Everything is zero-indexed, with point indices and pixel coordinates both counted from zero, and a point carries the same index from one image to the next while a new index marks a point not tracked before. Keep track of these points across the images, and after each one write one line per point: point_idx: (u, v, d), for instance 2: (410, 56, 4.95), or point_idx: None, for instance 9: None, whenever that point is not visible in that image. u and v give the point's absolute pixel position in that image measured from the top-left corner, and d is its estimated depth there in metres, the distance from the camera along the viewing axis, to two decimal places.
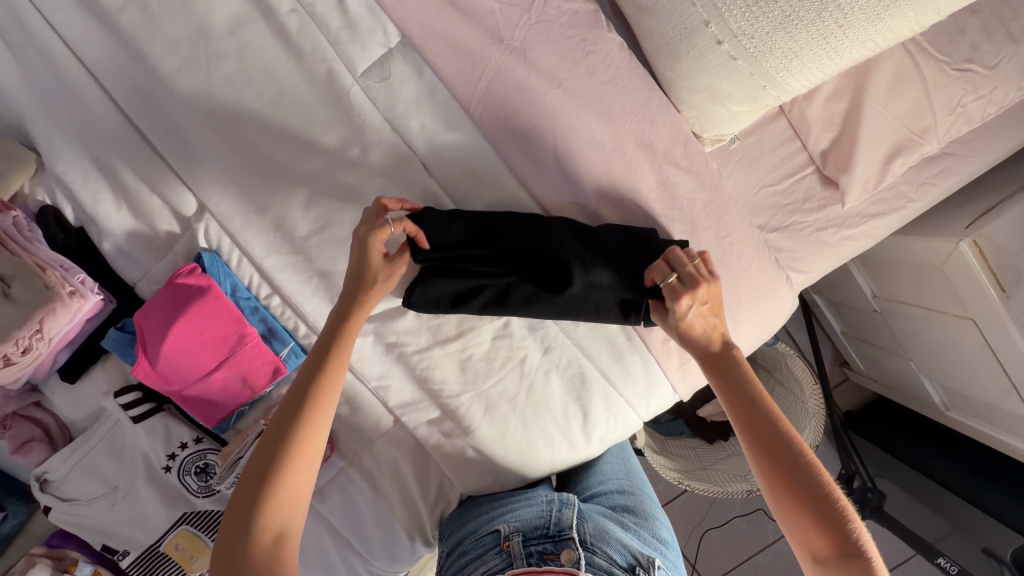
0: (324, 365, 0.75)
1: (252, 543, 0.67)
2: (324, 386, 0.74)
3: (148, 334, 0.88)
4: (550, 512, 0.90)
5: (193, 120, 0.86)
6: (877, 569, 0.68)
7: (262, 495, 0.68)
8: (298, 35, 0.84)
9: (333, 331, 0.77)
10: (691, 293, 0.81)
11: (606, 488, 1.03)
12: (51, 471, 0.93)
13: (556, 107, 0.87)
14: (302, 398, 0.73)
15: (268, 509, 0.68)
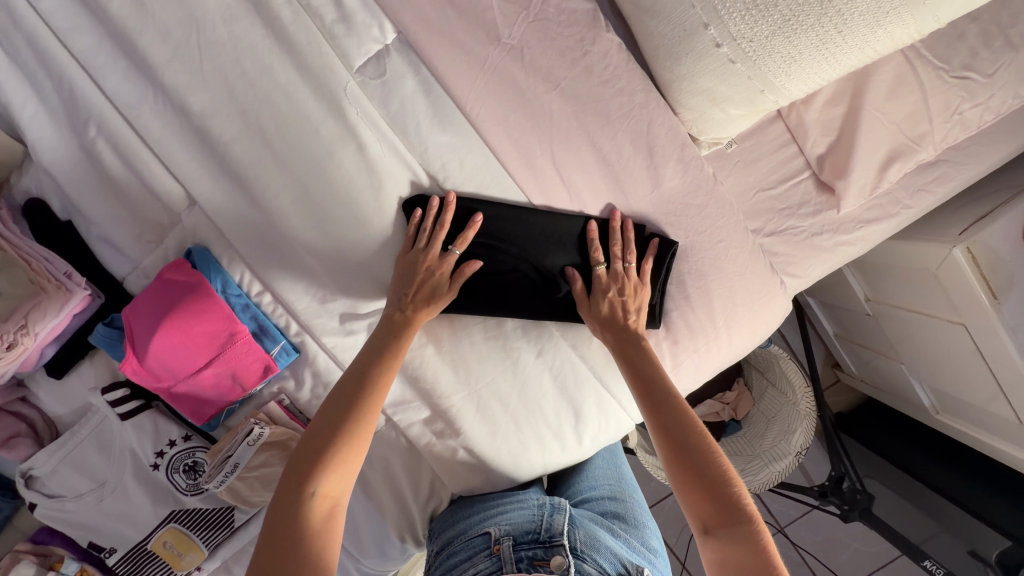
0: (385, 363, 0.81)
1: (305, 507, 0.69)
2: (382, 375, 0.80)
3: (138, 331, 0.87)
4: (542, 516, 0.89)
5: (185, 112, 0.85)
6: (763, 540, 0.70)
7: (317, 463, 0.72)
8: (292, 27, 0.83)
9: (392, 335, 0.84)
10: (609, 279, 0.88)
11: (597, 494, 1.03)
12: (37, 467, 0.93)
13: (553, 107, 0.86)
14: (360, 385, 0.79)
15: (329, 476, 0.72)
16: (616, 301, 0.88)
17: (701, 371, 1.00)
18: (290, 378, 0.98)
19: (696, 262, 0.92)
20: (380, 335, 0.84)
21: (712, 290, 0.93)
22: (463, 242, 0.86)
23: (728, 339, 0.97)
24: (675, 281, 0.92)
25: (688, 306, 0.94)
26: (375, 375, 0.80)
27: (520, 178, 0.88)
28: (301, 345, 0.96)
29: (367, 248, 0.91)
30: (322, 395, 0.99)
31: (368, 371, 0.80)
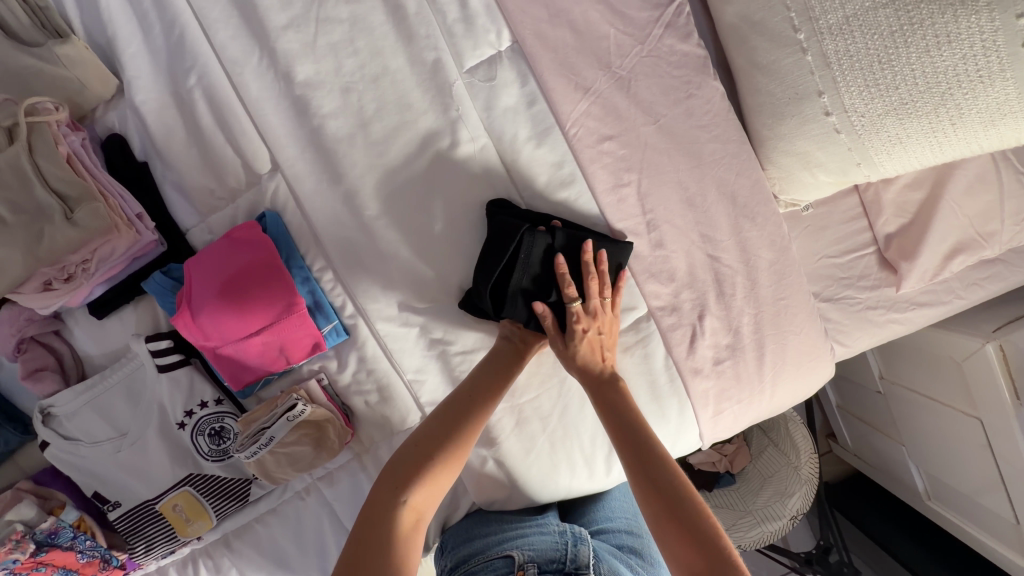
0: (492, 387, 0.83)
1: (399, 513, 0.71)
2: (489, 399, 0.82)
3: (196, 285, 0.85)
4: (566, 544, 0.87)
5: (289, 78, 0.85)
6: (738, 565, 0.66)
7: (408, 487, 0.73)
8: (413, 18, 0.84)
9: (497, 364, 0.86)
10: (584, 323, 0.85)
11: (614, 526, 1.00)
12: (59, 404, 0.90)
13: (648, 140, 0.88)
14: (456, 418, 0.79)
15: (420, 492, 0.73)
16: (594, 340, 0.85)
17: (738, 422, 1.01)
18: (333, 358, 0.95)
19: (757, 314, 0.94)
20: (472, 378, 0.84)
21: (767, 345, 0.95)
22: (595, 287, 0.84)
23: (771, 395, 0.99)
24: (732, 329, 0.94)
25: (739, 356, 0.95)
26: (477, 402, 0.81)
27: (604, 203, 0.89)
28: (350, 329, 0.94)
29: (440, 244, 0.91)
30: (361, 382, 0.96)
31: (475, 393, 0.82)
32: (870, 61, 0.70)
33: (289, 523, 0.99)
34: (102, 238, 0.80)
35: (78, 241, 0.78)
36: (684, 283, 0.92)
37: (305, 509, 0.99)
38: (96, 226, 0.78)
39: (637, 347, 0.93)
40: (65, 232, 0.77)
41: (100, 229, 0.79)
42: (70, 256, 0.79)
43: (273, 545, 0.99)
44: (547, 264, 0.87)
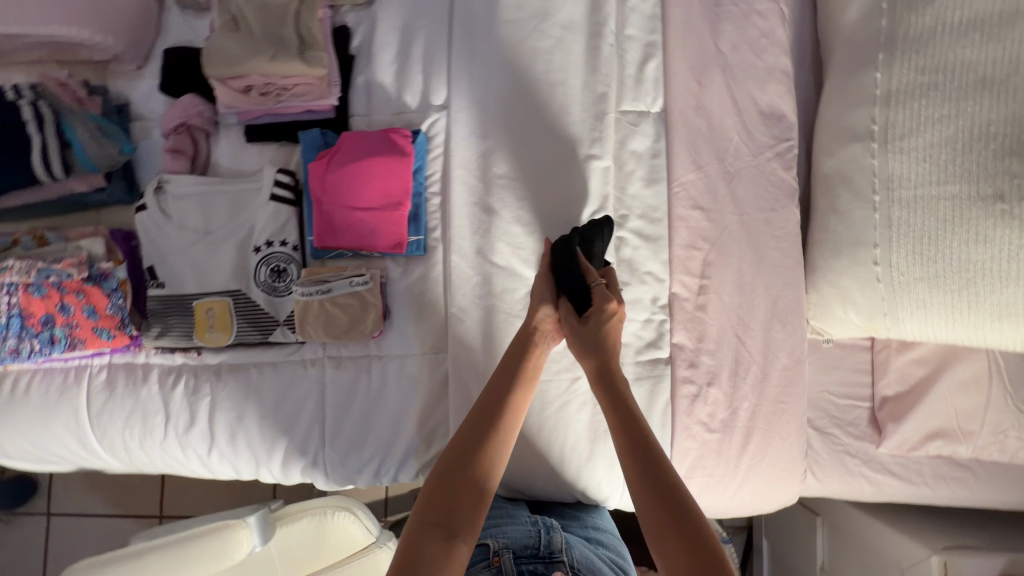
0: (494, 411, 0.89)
1: (433, 539, 0.74)
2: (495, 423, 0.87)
3: (340, 150, 1.01)
4: (538, 533, 0.92)
5: (492, 54, 1.09)
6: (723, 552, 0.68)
7: (427, 528, 0.76)
8: (601, 58, 1.08)
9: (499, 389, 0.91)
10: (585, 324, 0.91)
11: (581, 520, 1.04)
12: (175, 182, 1.02)
13: (729, 226, 1.06)
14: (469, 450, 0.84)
15: (449, 522, 0.77)
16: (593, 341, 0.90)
17: (700, 497, 1.07)
18: (401, 265, 1.07)
19: (757, 406, 1.05)
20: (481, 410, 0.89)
21: (753, 436, 1.04)
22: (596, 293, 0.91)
23: (738, 485, 1.06)
24: (731, 407, 1.04)
25: (727, 434, 1.05)
26: (481, 427, 0.87)
27: (675, 254, 1.06)
28: (429, 249, 1.07)
29: (536, 218, 1.07)
30: (413, 295, 1.07)
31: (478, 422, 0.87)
32: (922, 234, 0.89)
33: (281, 380, 1.05)
34: (309, 79, 0.97)
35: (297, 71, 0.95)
36: (708, 348, 1.05)
37: (303, 378, 1.05)
38: (315, 69, 0.95)
39: (647, 381, 1.05)
40: (293, 61, 0.94)
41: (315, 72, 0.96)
42: (280, 78, 0.96)
43: (257, 394, 1.05)
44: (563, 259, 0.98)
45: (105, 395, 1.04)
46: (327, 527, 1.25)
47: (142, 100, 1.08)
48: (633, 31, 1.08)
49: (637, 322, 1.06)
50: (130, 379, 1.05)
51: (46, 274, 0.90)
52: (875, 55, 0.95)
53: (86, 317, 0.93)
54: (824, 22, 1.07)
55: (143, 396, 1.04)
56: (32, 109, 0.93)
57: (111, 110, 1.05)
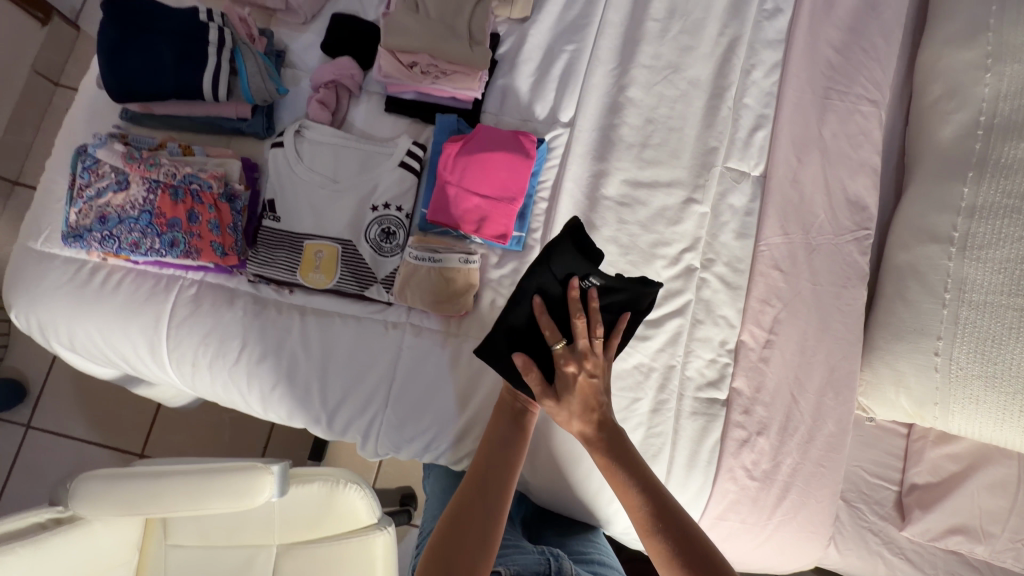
0: (488, 458, 0.91)
1: None
2: (486, 469, 0.89)
3: (474, 139, 1.09)
4: (547, 561, 0.91)
5: (622, 90, 1.20)
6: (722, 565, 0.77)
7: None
8: (718, 117, 1.19)
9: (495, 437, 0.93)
10: (578, 364, 0.87)
11: (590, 553, 1.05)
12: (314, 130, 1.09)
13: (802, 292, 1.14)
14: (466, 497, 0.86)
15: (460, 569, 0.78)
16: (586, 384, 0.87)
17: (727, 540, 1.11)
18: (498, 255, 1.13)
19: (799, 464, 1.09)
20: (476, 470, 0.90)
21: (790, 494, 1.09)
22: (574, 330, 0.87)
23: (766, 538, 1.09)
24: (775, 460, 1.09)
25: (767, 485, 1.09)
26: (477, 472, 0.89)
27: (749, 305, 1.14)
28: (527, 247, 1.13)
29: (631, 242, 1.14)
30: (502, 285, 1.12)
31: (474, 472, 0.89)
32: (985, 337, 0.99)
33: (362, 336, 1.08)
34: (470, 71, 1.06)
35: (464, 62, 1.04)
36: (763, 399, 1.11)
37: (381, 339, 1.09)
38: (480, 63, 1.05)
39: (702, 417, 1.10)
40: (464, 52, 1.04)
41: (479, 66, 1.05)
42: (445, 64, 1.05)
43: (335, 343, 1.08)
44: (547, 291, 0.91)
45: (189, 309, 1.07)
46: (335, 500, 1.14)
47: (299, 52, 1.17)
48: (750, 101, 1.20)
49: (703, 360, 1.12)
50: (217, 299, 1.08)
51: (189, 181, 0.95)
52: (965, 172, 1.07)
53: (209, 229, 0.97)
54: (917, 134, 1.20)
55: (225, 318, 1.07)
56: (218, 33, 1.01)
57: (271, 52, 1.13)
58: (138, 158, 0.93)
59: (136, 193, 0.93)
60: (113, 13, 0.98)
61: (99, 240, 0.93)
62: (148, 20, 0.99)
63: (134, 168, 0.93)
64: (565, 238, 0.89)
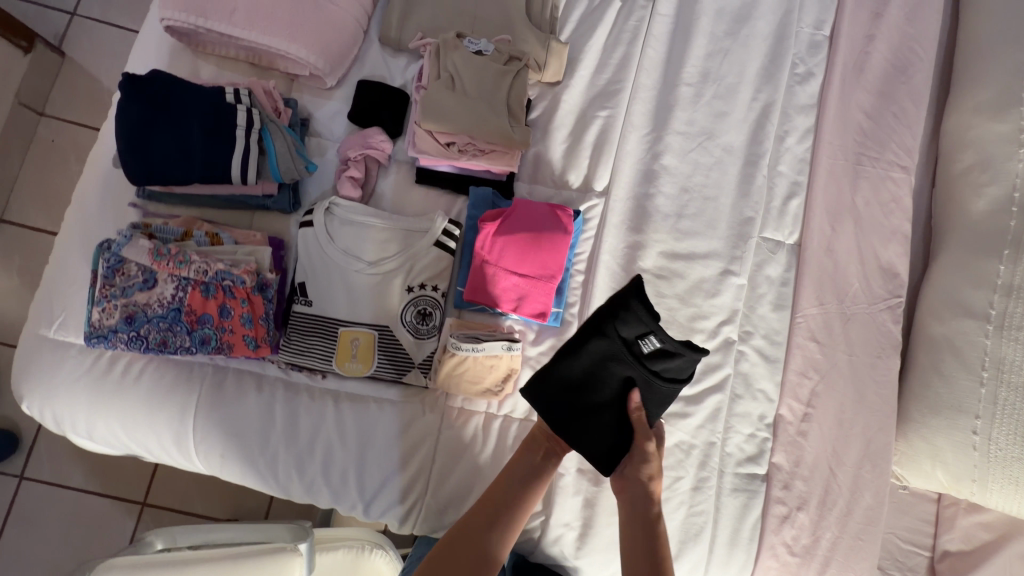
0: (501, 501, 0.91)
1: None
2: (496, 508, 0.90)
3: (511, 215, 1.06)
4: None
5: (657, 158, 1.17)
6: None
7: None
8: (753, 186, 1.17)
9: (511, 478, 0.93)
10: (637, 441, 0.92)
11: None
12: (345, 207, 1.05)
13: (838, 363, 1.14)
14: (469, 529, 0.87)
15: None
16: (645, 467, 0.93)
17: None
18: (535, 332, 1.11)
19: (837, 539, 1.10)
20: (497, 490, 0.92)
21: (830, 568, 1.09)
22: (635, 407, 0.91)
23: None
24: (814, 535, 1.10)
25: (806, 561, 1.09)
26: (486, 507, 0.90)
27: (787, 378, 1.14)
28: (565, 323, 1.11)
29: (669, 316, 1.13)
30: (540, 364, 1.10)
31: (481, 508, 0.90)
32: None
33: (400, 421, 1.05)
34: (509, 150, 1.04)
35: (504, 142, 1.02)
36: (803, 474, 1.11)
37: (418, 423, 1.05)
38: (521, 143, 1.02)
39: (742, 494, 1.09)
40: (505, 132, 1.01)
41: (519, 146, 1.03)
42: (484, 143, 1.02)
43: (373, 429, 1.05)
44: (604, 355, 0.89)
45: (217, 397, 1.03)
46: (360, 564, 1.17)
47: (325, 120, 1.12)
48: (784, 168, 1.20)
49: (742, 435, 1.11)
50: (247, 387, 1.04)
51: (221, 277, 0.90)
52: (999, 248, 1.08)
53: (241, 324, 0.92)
54: (947, 202, 1.20)
55: (255, 406, 1.03)
56: (247, 114, 0.97)
57: (297, 122, 1.08)
58: (167, 255, 0.88)
59: (164, 291, 0.88)
60: (134, 93, 0.93)
61: (125, 341, 0.88)
62: (171, 100, 0.94)
63: (162, 266, 0.87)
64: (632, 298, 0.86)
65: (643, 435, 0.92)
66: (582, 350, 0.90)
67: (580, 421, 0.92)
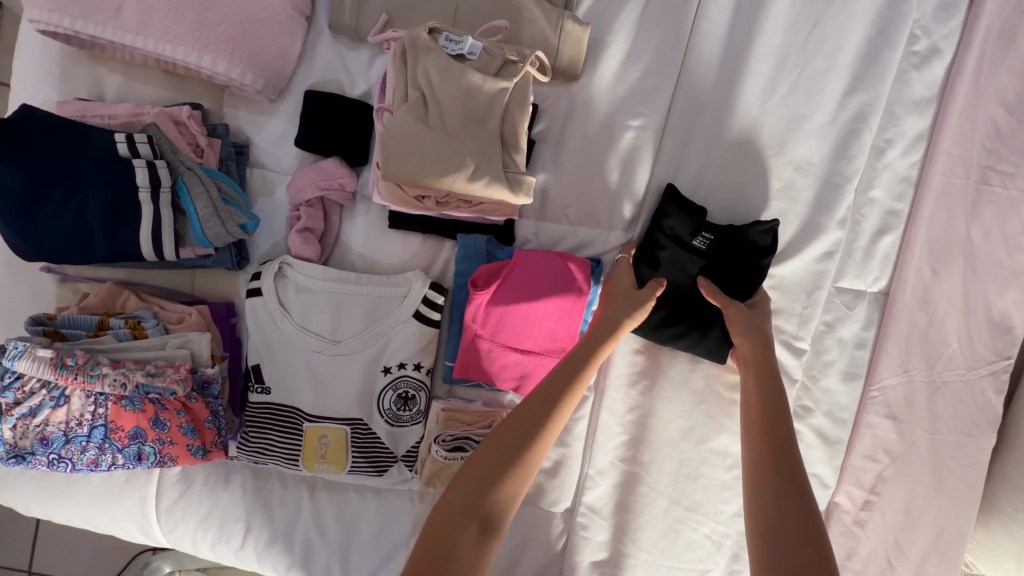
0: (563, 386, 0.73)
1: (466, 519, 0.60)
2: (558, 394, 0.72)
3: (510, 276, 0.83)
4: None
5: (706, 183, 0.89)
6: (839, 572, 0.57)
7: (461, 505, 0.61)
8: (835, 219, 0.88)
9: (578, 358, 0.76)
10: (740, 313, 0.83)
11: None
12: (301, 269, 0.83)
13: (918, 445, 0.91)
14: (522, 422, 0.69)
15: (491, 499, 0.62)
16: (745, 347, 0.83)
17: None
18: None
19: None
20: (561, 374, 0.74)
21: None
22: (716, 296, 0.84)
23: None
24: None
25: None
26: (543, 398, 0.71)
27: (849, 462, 0.96)
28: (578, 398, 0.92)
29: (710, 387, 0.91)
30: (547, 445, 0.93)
31: (543, 397, 0.71)
32: None
33: (387, 512, 0.92)
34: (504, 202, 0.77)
35: (496, 198, 0.74)
36: (855, 568, 0.94)
37: (407, 513, 0.92)
38: (520, 198, 0.75)
39: None
40: (496, 186, 0.73)
41: (519, 200, 0.75)
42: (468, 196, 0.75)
43: (356, 520, 0.92)
44: (666, 261, 0.86)
45: (179, 489, 0.91)
46: None
47: (268, 147, 0.86)
48: (878, 193, 0.90)
49: None
50: (211, 477, 0.91)
51: (145, 389, 0.73)
52: None
53: (182, 435, 0.76)
54: None
55: (222, 499, 0.91)
56: (151, 170, 0.73)
57: (229, 153, 0.83)
58: (73, 365, 0.70)
59: (79, 407, 0.73)
60: None
61: (46, 464, 0.74)
62: (50, 154, 0.71)
63: (69, 381, 0.70)
64: (668, 201, 0.84)
65: (730, 305, 0.83)
66: (648, 262, 0.87)
67: (682, 324, 0.87)
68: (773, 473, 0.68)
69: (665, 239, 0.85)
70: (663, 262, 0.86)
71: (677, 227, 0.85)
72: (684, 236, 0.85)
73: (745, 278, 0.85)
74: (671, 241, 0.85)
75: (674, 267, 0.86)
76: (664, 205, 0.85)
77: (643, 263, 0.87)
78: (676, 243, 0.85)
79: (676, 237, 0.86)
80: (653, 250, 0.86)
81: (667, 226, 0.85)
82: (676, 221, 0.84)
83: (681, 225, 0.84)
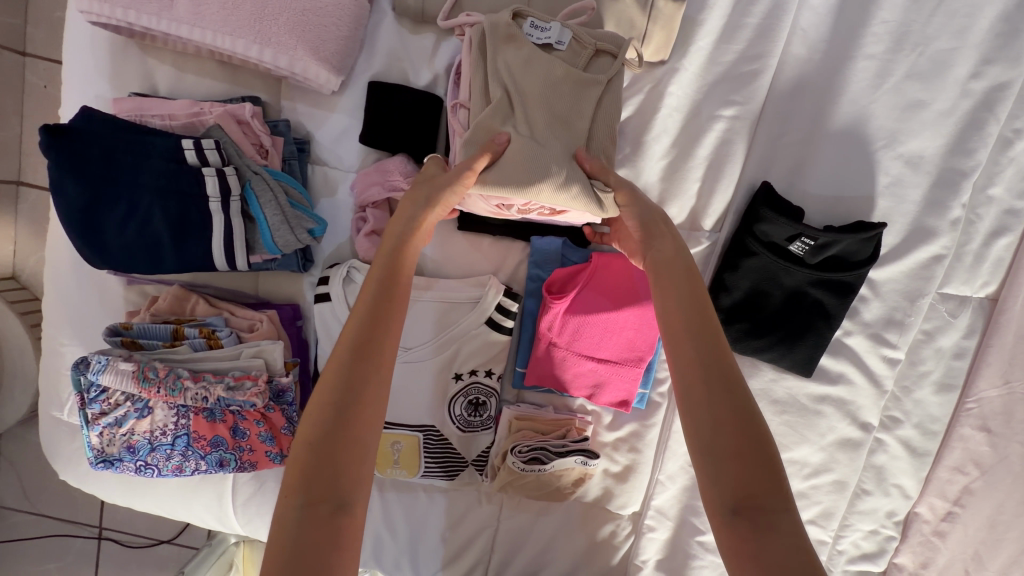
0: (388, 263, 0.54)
1: (311, 510, 0.42)
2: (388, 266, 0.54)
3: (589, 284, 0.80)
4: None
5: (802, 179, 0.81)
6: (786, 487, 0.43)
7: (300, 485, 0.42)
8: (946, 219, 0.80)
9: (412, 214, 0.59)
10: None
11: None
12: None
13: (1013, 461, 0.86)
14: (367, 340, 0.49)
15: (346, 468, 0.44)
16: None
17: None
18: (611, 413, 0.90)
19: None
20: (382, 266, 0.54)
21: None
22: None
23: None
24: None
25: None
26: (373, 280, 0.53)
27: (933, 474, 0.89)
28: (651, 405, 0.89)
29: (794, 396, 0.87)
30: (617, 449, 0.91)
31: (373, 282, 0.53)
32: None
33: (454, 511, 0.92)
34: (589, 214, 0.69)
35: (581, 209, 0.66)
36: None
37: (474, 512, 0.92)
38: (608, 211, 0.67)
39: None
40: (583, 197, 0.65)
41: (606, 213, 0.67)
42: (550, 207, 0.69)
43: (425, 517, 0.92)
44: (759, 266, 0.80)
45: (252, 486, 0.92)
46: None
47: (332, 143, 0.81)
48: (996, 190, 0.81)
49: (861, 532, 0.91)
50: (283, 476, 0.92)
51: (226, 402, 0.73)
52: None
53: (261, 442, 0.77)
54: None
55: None
56: (221, 178, 0.70)
57: (292, 151, 0.78)
58: (155, 379, 0.70)
59: (162, 417, 0.73)
60: (62, 158, 0.66)
61: (135, 470, 0.75)
62: (116, 163, 0.67)
63: (152, 394, 0.71)
64: (762, 203, 0.77)
65: None
66: (738, 268, 0.81)
67: (772, 331, 0.83)
68: (685, 339, 0.50)
69: (759, 244, 0.79)
70: (756, 267, 0.81)
71: (772, 229, 0.78)
72: (779, 239, 0.79)
73: (841, 283, 0.80)
74: (766, 245, 0.79)
75: (768, 272, 0.81)
76: (756, 205, 0.78)
77: (734, 268, 0.81)
78: (770, 247, 0.80)
79: (771, 240, 0.79)
80: (746, 254, 0.80)
81: (761, 229, 0.79)
82: (774, 224, 0.78)
83: (778, 229, 0.78)
